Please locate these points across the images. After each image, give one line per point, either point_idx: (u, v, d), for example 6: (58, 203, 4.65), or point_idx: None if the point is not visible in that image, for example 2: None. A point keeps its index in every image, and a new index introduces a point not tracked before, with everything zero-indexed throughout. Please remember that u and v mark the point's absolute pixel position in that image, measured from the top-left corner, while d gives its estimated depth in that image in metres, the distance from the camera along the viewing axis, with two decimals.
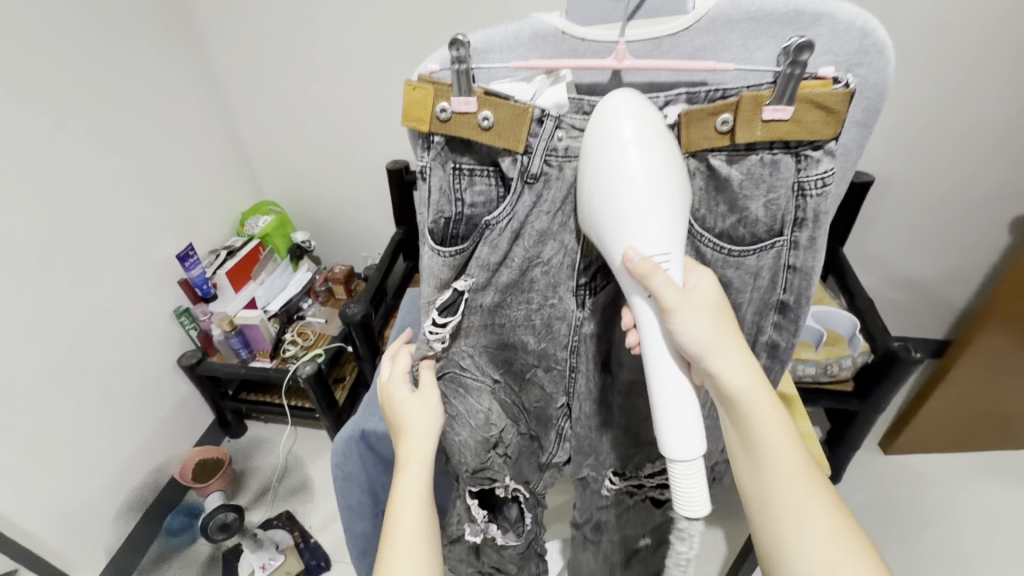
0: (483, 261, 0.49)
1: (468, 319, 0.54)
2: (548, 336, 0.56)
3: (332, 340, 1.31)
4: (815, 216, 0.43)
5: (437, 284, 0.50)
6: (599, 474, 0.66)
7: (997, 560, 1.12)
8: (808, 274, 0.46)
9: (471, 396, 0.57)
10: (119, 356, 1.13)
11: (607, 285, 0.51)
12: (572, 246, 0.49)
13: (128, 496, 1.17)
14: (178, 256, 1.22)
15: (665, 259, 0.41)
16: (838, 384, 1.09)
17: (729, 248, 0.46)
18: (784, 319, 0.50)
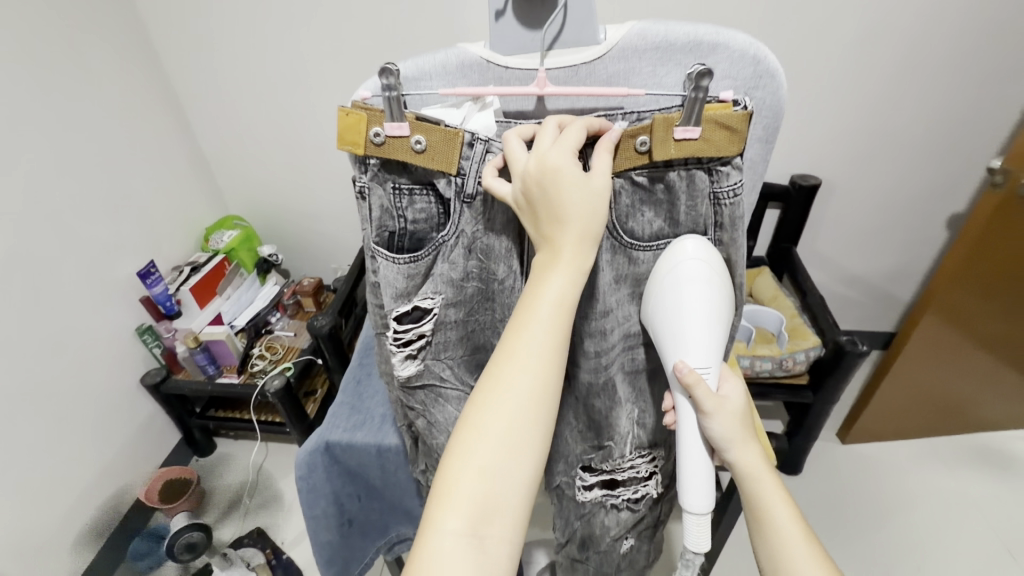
0: (442, 278, 0.51)
1: (439, 336, 0.55)
2: None
3: (300, 354, 1.30)
4: (733, 219, 0.46)
5: (394, 294, 0.51)
6: (570, 479, 0.69)
7: (947, 540, 1.19)
8: (734, 272, 0.49)
9: (450, 404, 0.60)
10: (81, 377, 1.11)
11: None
12: (516, 268, 0.52)
13: (92, 520, 1.15)
14: (139, 274, 1.20)
15: (705, 371, 0.47)
16: (794, 377, 1.13)
17: (659, 247, 0.49)
18: None
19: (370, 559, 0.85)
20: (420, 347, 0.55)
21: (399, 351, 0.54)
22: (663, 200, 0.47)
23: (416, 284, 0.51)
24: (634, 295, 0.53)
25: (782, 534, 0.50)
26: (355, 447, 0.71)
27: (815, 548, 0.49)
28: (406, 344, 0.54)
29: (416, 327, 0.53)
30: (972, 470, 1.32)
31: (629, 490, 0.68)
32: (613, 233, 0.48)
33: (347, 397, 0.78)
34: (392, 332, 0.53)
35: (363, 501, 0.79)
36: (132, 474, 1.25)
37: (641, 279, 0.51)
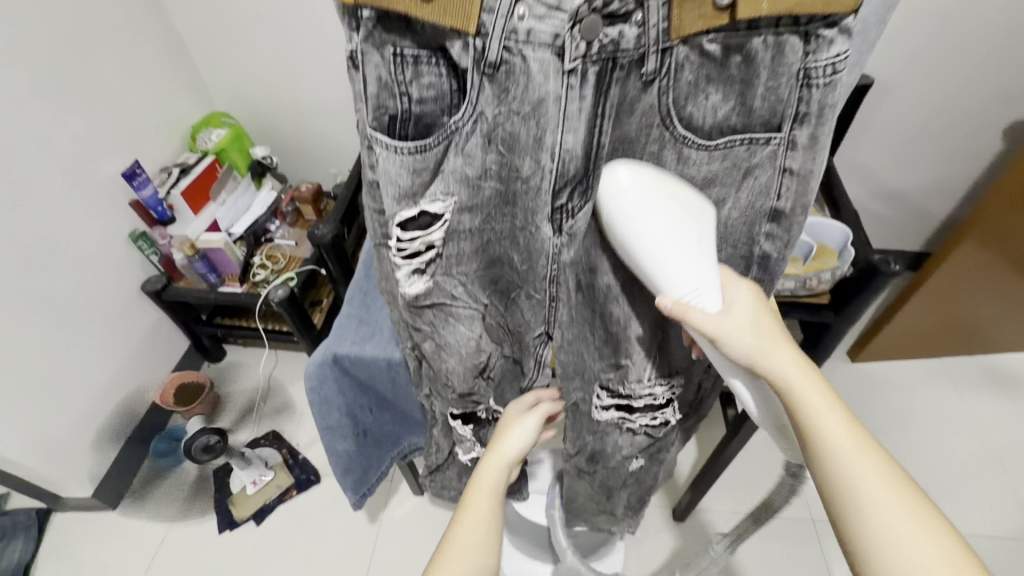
0: (454, 174, 0.45)
1: (451, 246, 0.50)
2: (529, 261, 0.51)
3: (303, 264, 1.25)
4: (820, 111, 0.39)
5: (397, 193, 0.44)
6: (586, 396, 0.64)
7: (945, 456, 1.22)
8: (805, 177, 0.43)
9: (462, 323, 0.56)
10: (78, 283, 1.08)
11: (584, 205, 0.47)
12: (545, 165, 0.43)
13: (111, 421, 1.18)
14: (124, 175, 1.11)
15: (695, 293, 0.43)
16: (816, 296, 1.10)
17: (716, 146, 0.42)
18: (775, 228, 0.47)
19: (384, 470, 0.86)
20: (430, 257, 0.50)
21: (405, 263, 0.49)
22: (737, 73, 0.39)
23: (422, 182, 0.44)
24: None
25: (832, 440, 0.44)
26: (363, 360, 0.68)
27: (871, 449, 0.44)
28: (413, 254, 0.49)
29: (424, 235, 0.48)
30: (980, 391, 1.32)
31: (646, 416, 0.67)
32: (666, 121, 0.41)
33: (353, 309, 0.74)
34: (396, 241, 0.48)
35: (375, 413, 0.78)
36: (145, 378, 1.26)
37: (693, 181, 0.44)
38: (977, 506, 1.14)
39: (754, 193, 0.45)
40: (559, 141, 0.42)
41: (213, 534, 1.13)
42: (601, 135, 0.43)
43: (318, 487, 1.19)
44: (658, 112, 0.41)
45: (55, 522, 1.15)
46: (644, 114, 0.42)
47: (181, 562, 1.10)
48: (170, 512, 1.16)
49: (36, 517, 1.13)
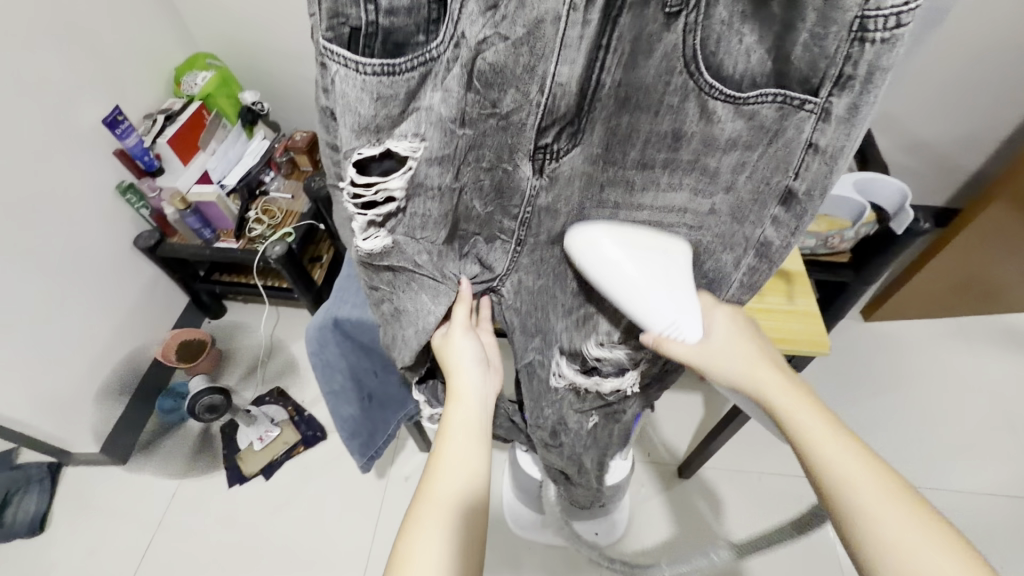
0: (429, 114, 0.33)
1: (417, 204, 0.39)
2: (497, 203, 0.42)
3: (300, 219, 1.18)
4: (869, 75, 0.29)
5: (355, 125, 0.32)
6: (545, 359, 0.57)
7: (955, 415, 1.21)
8: (834, 158, 0.34)
9: (425, 293, 0.46)
10: (69, 240, 1.03)
11: (571, 148, 0.38)
12: (531, 97, 0.34)
13: (114, 378, 1.17)
14: (105, 123, 1.04)
15: (673, 326, 0.43)
16: (834, 255, 1.04)
17: (741, 102, 0.33)
18: (783, 215, 0.38)
19: (392, 434, 0.84)
20: (391, 211, 0.38)
21: (360, 216, 0.38)
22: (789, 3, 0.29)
23: (391, 115, 0.32)
24: (694, 166, 0.38)
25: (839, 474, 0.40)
26: (364, 323, 0.64)
27: (891, 485, 0.39)
28: (369, 205, 0.37)
29: (384, 184, 0.36)
30: (995, 351, 1.30)
31: (606, 397, 0.59)
32: (689, 66, 0.32)
33: (354, 271, 0.70)
34: (348, 187, 0.36)
35: (380, 376, 0.75)
36: (146, 335, 1.25)
37: (711, 140, 0.36)
38: (983, 464, 1.15)
39: (766, 164, 0.36)
40: (552, 72, 0.33)
41: (224, 489, 1.15)
42: (602, 71, 0.34)
43: (325, 443, 1.20)
44: (681, 52, 0.31)
45: (67, 475, 1.16)
46: (664, 58, 0.32)
47: (193, 514, 1.12)
48: (180, 466, 1.17)
49: (47, 471, 1.15)
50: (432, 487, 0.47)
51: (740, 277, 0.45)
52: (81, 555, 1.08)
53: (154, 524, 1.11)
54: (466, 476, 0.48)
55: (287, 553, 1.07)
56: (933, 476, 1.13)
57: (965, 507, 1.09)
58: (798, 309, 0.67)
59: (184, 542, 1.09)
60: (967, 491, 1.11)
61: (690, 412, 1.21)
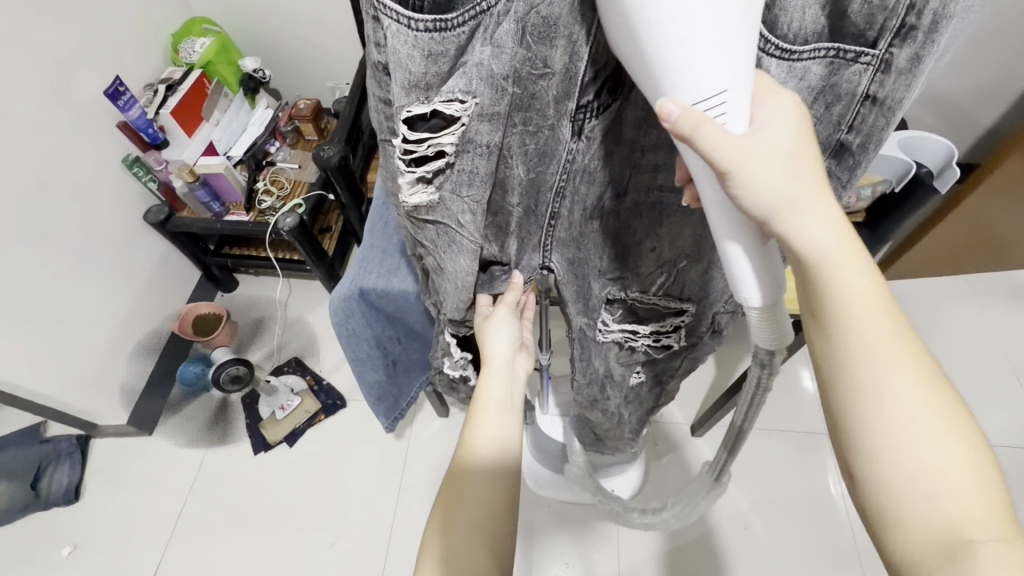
0: (479, 69, 0.30)
1: (465, 160, 0.35)
2: (541, 167, 0.39)
3: (310, 189, 1.18)
4: (934, 23, 0.28)
5: (405, 82, 0.29)
6: (591, 321, 0.57)
7: (962, 369, 1.24)
8: (891, 110, 0.33)
9: (463, 255, 0.42)
10: (81, 216, 1.03)
11: (612, 105, 0.35)
12: (578, 49, 0.31)
13: (136, 352, 1.19)
14: (106, 94, 1.01)
15: (719, 99, 0.27)
16: (850, 215, 1.04)
17: (795, 61, 0.31)
18: (835, 167, 0.38)
19: (414, 396, 0.87)
20: (436, 169, 0.35)
21: (409, 173, 0.34)
22: None
23: (440, 72, 0.29)
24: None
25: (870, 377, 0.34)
26: (390, 293, 0.65)
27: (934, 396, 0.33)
28: (419, 161, 0.34)
29: (433, 141, 0.32)
30: (1004, 307, 1.31)
31: (648, 337, 0.60)
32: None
33: (377, 240, 0.70)
34: (399, 145, 0.33)
35: (404, 343, 0.76)
36: (162, 310, 1.25)
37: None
38: (988, 417, 1.17)
39: (821, 118, 0.35)
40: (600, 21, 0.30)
41: (250, 456, 1.18)
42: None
43: (345, 410, 1.23)
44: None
45: (96, 447, 1.19)
46: None
47: (222, 480, 1.16)
48: (205, 437, 1.20)
49: (77, 444, 1.18)
50: (467, 452, 0.50)
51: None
52: (118, 522, 1.12)
53: (185, 491, 1.15)
54: (501, 444, 0.51)
55: (314, 514, 1.12)
56: None
57: None
58: None
59: (214, 507, 1.13)
60: None
61: (702, 372, 1.24)
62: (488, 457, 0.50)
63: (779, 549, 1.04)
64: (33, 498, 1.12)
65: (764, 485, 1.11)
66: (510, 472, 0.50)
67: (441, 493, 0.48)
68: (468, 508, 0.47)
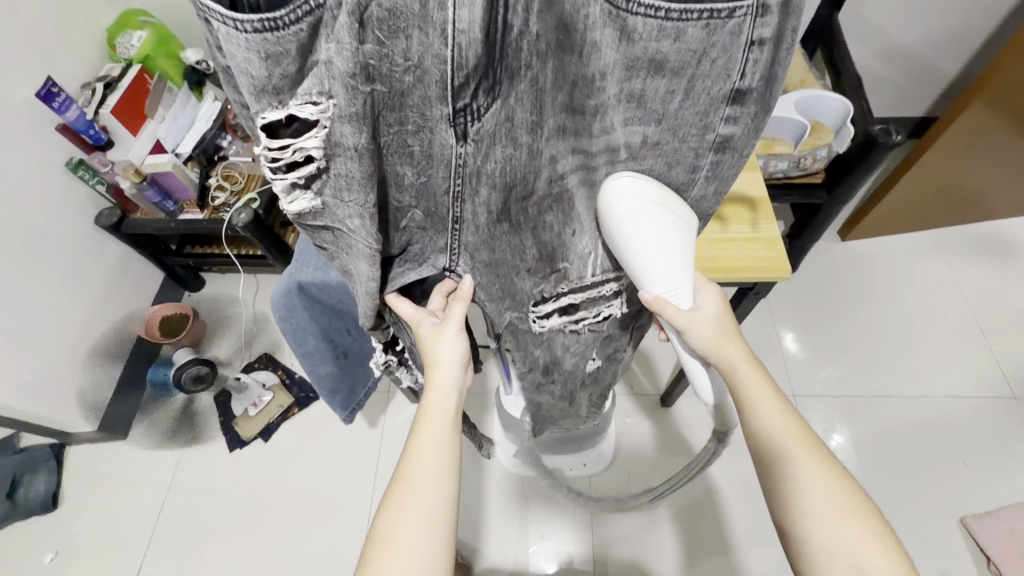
0: (329, 67, 0.29)
1: (339, 164, 0.34)
2: (432, 168, 0.38)
3: (263, 183, 1.15)
4: None
5: (252, 87, 0.28)
6: (521, 314, 0.57)
7: (929, 324, 1.25)
8: (776, 46, 0.33)
9: (362, 258, 0.41)
10: (28, 223, 1.01)
11: (492, 106, 0.35)
12: (436, 50, 0.30)
13: (101, 358, 1.18)
14: (38, 97, 0.98)
15: (674, 291, 0.46)
16: (809, 177, 1.02)
17: (667, 21, 0.31)
18: (739, 110, 0.37)
19: (372, 386, 0.87)
20: (308, 173, 0.33)
21: (280, 179, 0.34)
22: None
23: (288, 75, 0.28)
24: (622, 98, 0.36)
25: (781, 450, 0.48)
26: (330, 285, 0.64)
27: (842, 494, 0.46)
28: (290, 167, 0.33)
29: (294, 146, 0.31)
30: (970, 261, 1.32)
31: (591, 312, 0.59)
32: None
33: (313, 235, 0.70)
34: (263, 152, 0.32)
35: (355, 334, 0.76)
36: (125, 313, 1.24)
37: (637, 60, 0.34)
38: (952, 368, 1.19)
39: (714, 77, 0.35)
40: (451, 18, 0.29)
41: (225, 453, 1.19)
42: (507, 12, 0.31)
43: (318, 402, 1.23)
44: None
45: (71, 454, 1.19)
46: None
47: (199, 478, 1.16)
48: (179, 437, 1.20)
49: (52, 452, 1.17)
50: (410, 468, 0.49)
51: (703, 174, 0.42)
52: (99, 525, 1.13)
53: (163, 491, 1.15)
54: (442, 465, 0.49)
55: (292, 506, 1.13)
56: (905, 387, 1.18)
57: (932, 412, 1.14)
58: (760, 236, 0.66)
59: (193, 506, 1.14)
60: (933, 398, 1.16)
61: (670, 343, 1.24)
62: (429, 482, 0.48)
63: (748, 512, 1.07)
64: (11, 508, 1.12)
65: (735, 453, 1.13)
66: (452, 489, 0.49)
67: (383, 509, 0.48)
68: (409, 533, 0.46)
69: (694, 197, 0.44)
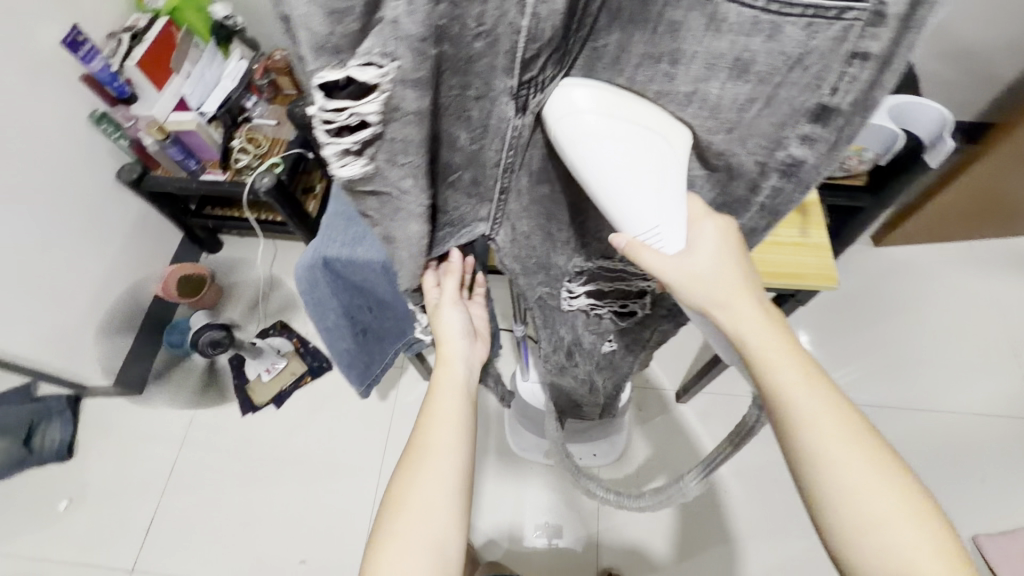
0: (395, 28, 0.25)
1: (396, 130, 0.30)
2: (488, 139, 0.35)
3: (287, 147, 1.12)
4: None
5: (311, 43, 0.25)
6: (553, 290, 0.55)
7: (958, 339, 1.21)
8: (883, 64, 0.28)
9: (415, 219, 0.37)
10: (50, 175, 1.00)
11: (558, 77, 0.32)
12: (513, 16, 0.27)
13: (118, 315, 1.18)
14: (64, 44, 0.95)
15: (653, 231, 0.37)
16: (850, 179, 0.98)
17: (763, 13, 0.26)
18: (818, 129, 0.32)
19: (388, 362, 0.85)
20: (362, 137, 0.30)
21: (332, 145, 0.30)
22: None
23: (349, 34, 0.25)
24: (693, 98, 0.32)
25: (802, 413, 0.40)
26: (356, 263, 0.62)
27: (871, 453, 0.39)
28: (344, 130, 0.29)
29: (352, 111, 0.28)
30: (1007, 276, 1.27)
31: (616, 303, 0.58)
32: None
33: (340, 207, 0.67)
34: (317, 113, 0.28)
35: (375, 312, 0.74)
36: (143, 271, 1.24)
37: (719, 58, 0.29)
38: (976, 385, 1.16)
39: (802, 89, 0.30)
40: None
41: (237, 416, 1.19)
42: None
43: (330, 373, 1.23)
44: None
45: (86, 406, 1.21)
46: None
47: (210, 439, 1.17)
48: (194, 398, 1.21)
49: (66, 403, 1.18)
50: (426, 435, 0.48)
51: (762, 197, 0.39)
52: (110, 477, 1.14)
53: (174, 450, 1.17)
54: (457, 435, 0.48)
55: (300, 474, 1.14)
56: (927, 401, 1.15)
57: (949, 426, 1.12)
58: (808, 243, 0.63)
59: (203, 466, 1.15)
60: (951, 412, 1.14)
61: (689, 339, 1.23)
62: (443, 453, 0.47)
63: (756, 515, 1.06)
64: (28, 454, 1.15)
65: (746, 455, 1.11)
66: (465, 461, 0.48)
67: (400, 471, 0.47)
68: (421, 502, 0.45)
69: (742, 222, 0.42)
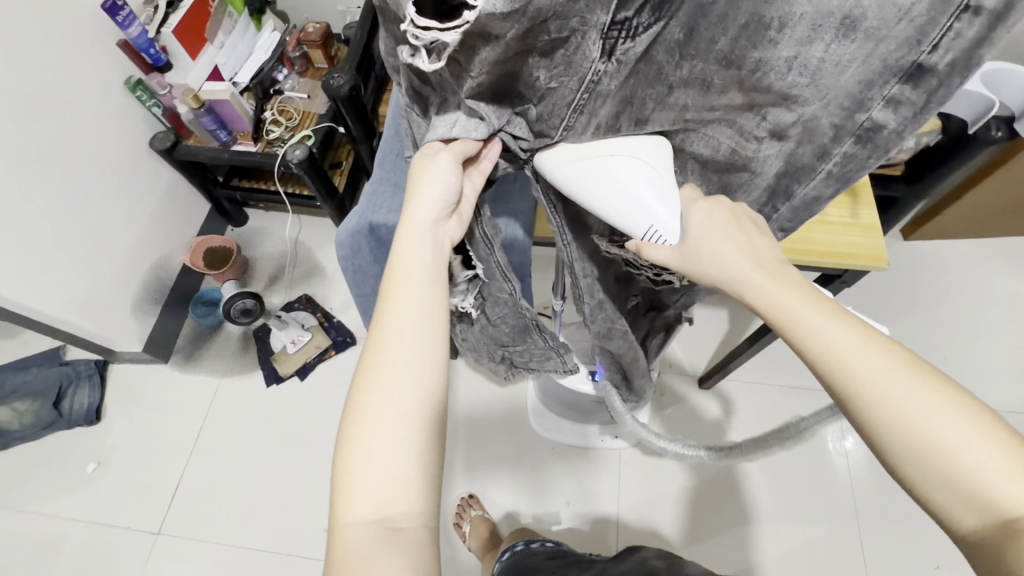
0: None
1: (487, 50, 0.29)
2: (567, 77, 0.32)
3: (319, 121, 1.13)
4: None
5: None
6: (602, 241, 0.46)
7: (986, 336, 1.20)
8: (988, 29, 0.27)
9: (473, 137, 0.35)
10: (86, 141, 1.00)
11: (654, 25, 0.30)
12: None
13: (147, 284, 1.19)
14: (104, 7, 0.95)
15: (652, 229, 0.37)
16: (889, 168, 0.96)
17: None
18: (908, 91, 0.31)
19: None
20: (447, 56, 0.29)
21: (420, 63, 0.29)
22: None
23: None
24: (794, 65, 0.31)
25: (821, 349, 0.37)
26: None
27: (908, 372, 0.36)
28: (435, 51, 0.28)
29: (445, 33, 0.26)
30: None
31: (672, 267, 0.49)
32: None
33: (385, 173, 0.66)
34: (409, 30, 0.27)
35: None
36: (172, 241, 1.25)
37: (827, 17, 0.29)
38: (1003, 382, 1.15)
39: (899, 46, 0.29)
40: None
41: (261, 387, 1.21)
42: None
43: (354, 348, 1.24)
44: None
45: (114, 372, 1.23)
46: None
47: (234, 409, 1.19)
48: (219, 368, 1.23)
49: (95, 367, 1.21)
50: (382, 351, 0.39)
51: (830, 165, 0.37)
52: (137, 442, 1.17)
53: (200, 418, 1.18)
54: (420, 356, 0.39)
55: (322, 447, 1.15)
56: None
57: None
58: (857, 223, 0.63)
59: (228, 434, 1.17)
60: None
61: (713, 328, 1.23)
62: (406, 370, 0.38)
63: (776, 503, 1.06)
64: (57, 417, 1.17)
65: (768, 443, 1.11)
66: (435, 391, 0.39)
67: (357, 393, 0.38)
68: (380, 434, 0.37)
69: (804, 193, 0.40)
